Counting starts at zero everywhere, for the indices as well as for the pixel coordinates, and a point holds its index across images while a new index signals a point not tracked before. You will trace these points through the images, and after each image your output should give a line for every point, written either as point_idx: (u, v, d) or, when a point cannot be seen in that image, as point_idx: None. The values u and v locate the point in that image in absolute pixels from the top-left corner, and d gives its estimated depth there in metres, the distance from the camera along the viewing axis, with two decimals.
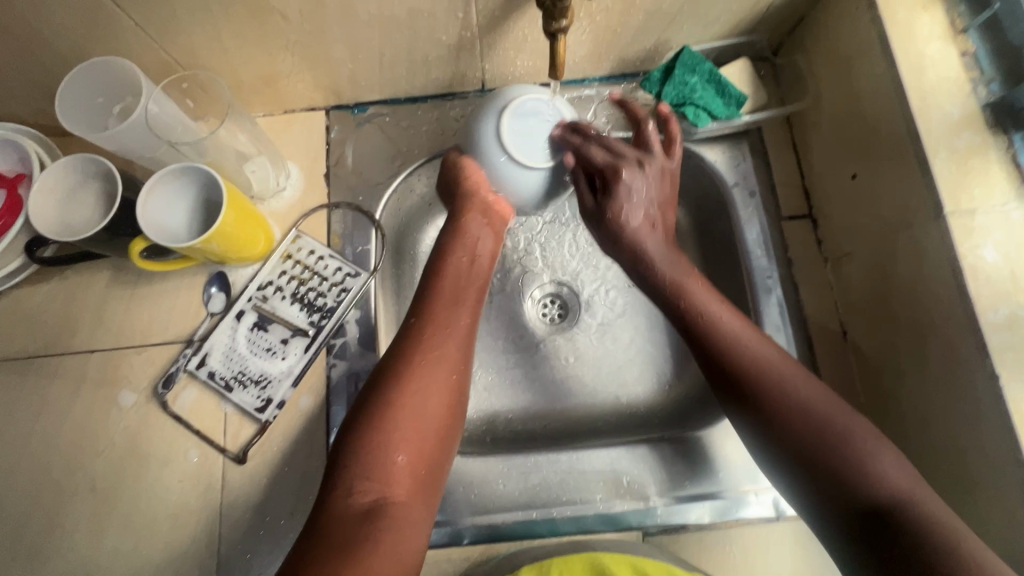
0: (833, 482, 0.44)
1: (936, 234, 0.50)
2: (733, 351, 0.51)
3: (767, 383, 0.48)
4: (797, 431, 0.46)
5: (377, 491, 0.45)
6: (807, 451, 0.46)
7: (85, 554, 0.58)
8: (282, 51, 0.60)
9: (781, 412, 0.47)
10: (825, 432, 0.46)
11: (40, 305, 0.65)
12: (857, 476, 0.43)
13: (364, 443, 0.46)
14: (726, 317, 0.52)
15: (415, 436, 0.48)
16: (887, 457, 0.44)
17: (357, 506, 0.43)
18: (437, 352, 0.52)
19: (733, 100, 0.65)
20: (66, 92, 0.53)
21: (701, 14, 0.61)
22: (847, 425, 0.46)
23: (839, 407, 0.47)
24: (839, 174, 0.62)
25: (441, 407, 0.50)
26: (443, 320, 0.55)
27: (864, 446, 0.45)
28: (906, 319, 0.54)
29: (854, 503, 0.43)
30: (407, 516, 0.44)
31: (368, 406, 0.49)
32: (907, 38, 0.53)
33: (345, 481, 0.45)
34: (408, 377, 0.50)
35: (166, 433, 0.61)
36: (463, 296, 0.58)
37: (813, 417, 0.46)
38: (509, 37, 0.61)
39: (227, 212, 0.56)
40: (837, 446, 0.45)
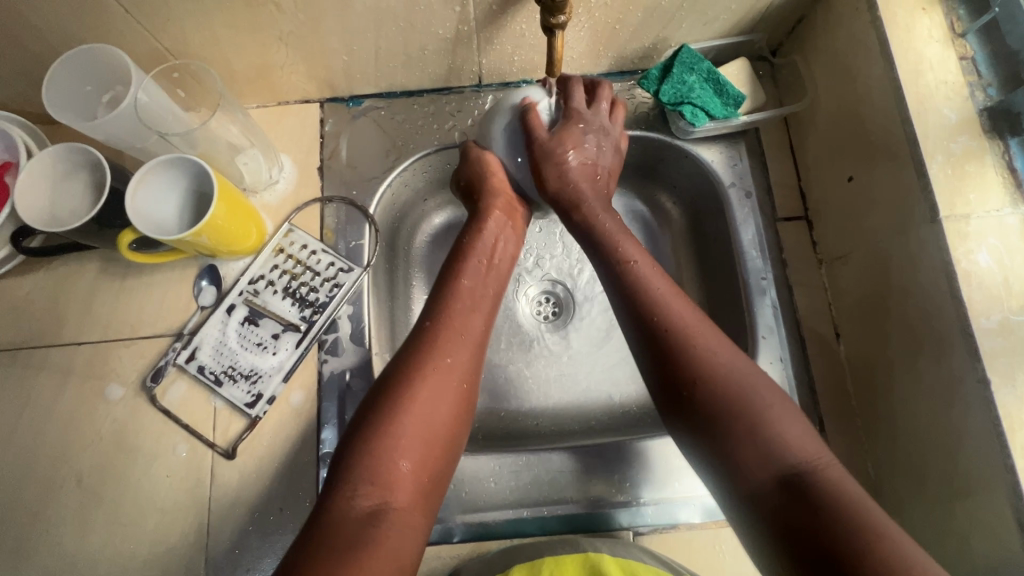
0: (743, 451, 0.43)
1: (930, 238, 0.50)
2: (659, 314, 0.50)
3: (687, 347, 0.47)
4: (713, 400, 0.45)
5: (381, 496, 0.44)
6: (717, 420, 0.45)
7: (70, 548, 0.57)
8: (276, 42, 0.59)
9: (700, 378, 0.46)
10: (738, 402, 0.45)
11: (27, 295, 0.64)
12: (770, 444, 0.43)
13: (371, 447, 0.45)
14: (653, 288, 0.52)
15: (420, 443, 0.47)
16: (796, 425, 0.44)
17: (358, 510, 0.43)
18: (451, 359, 0.52)
19: (731, 100, 0.65)
20: (53, 80, 0.52)
21: (700, 12, 0.61)
22: (761, 395, 0.45)
23: (753, 385, 0.46)
24: (835, 176, 0.62)
25: (451, 413, 0.50)
26: (460, 325, 0.55)
27: (764, 422, 0.44)
28: (899, 323, 0.54)
29: (767, 470, 0.42)
30: (408, 523, 0.44)
31: (376, 409, 0.48)
32: (907, 41, 0.53)
33: (348, 483, 0.44)
34: (420, 381, 0.49)
35: (154, 427, 0.60)
36: (479, 301, 0.57)
37: (730, 386, 0.45)
38: (506, 32, 0.61)
39: (219, 205, 0.55)
40: (749, 416, 0.44)
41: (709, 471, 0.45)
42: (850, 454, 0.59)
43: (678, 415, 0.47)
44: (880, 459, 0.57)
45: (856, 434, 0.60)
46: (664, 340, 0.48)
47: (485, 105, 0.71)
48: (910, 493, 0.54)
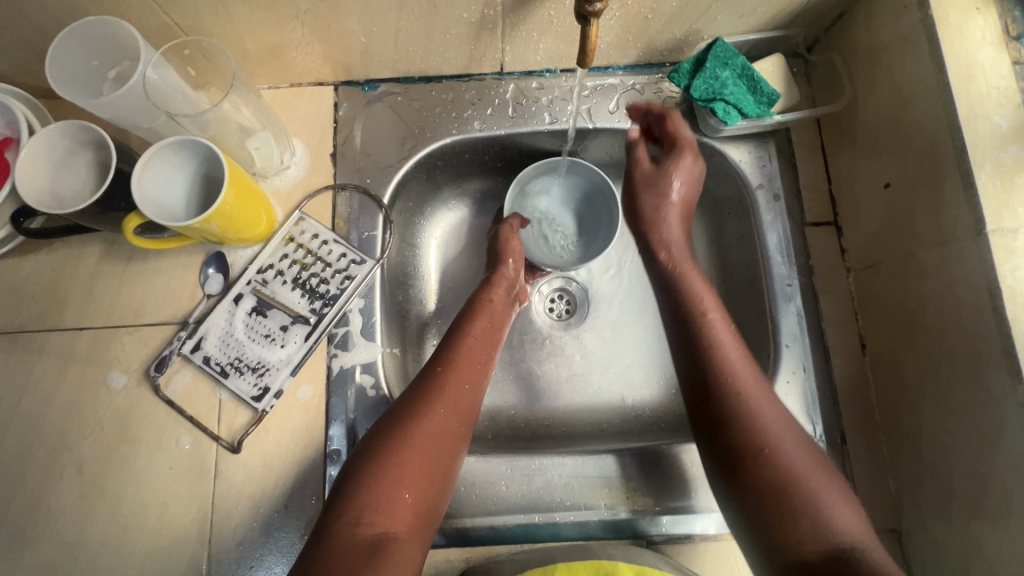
0: (791, 519, 0.44)
1: (974, 253, 0.48)
2: (717, 374, 0.51)
3: (745, 409, 0.49)
4: (766, 465, 0.46)
5: (383, 525, 0.43)
6: (768, 488, 0.46)
7: (70, 538, 0.56)
8: (292, 20, 0.56)
9: (757, 445, 0.47)
10: (791, 471, 0.46)
11: (27, 277, 0.62)
12: (818, 518, 0.43)
13: (378, 474, 0.45)
14: (727, 350, 0.52)
15: (423, 475, 0.46)
16: (847, 505, 0.45)
17: (359, 538, 0.42)
18: (462, 399, 0.52)
19: (765, 98, 0.62)
20: (58, 54, 0.49)
21: (738, 5, 0.58)
22: (815, 469, 0.46)
23: (810, 468, 0.46)
24: (869, 182, 0.60)
25: (450, 449, 0.49)
26: (473, 371, 0.55)
27: (819, 503, 0.44)
28: (933, 337, 0.53)
29: (813, 543, 0.43)
30: (407, 557, 0.43)
31: (385, 438, 0.47)
32: (959, 43, 0.50)
33: (351, 510, 0.43)
34: (428, 413, 0.49)
35: (158, 417, 0.59)
36: (488, 351, 0.58)
37: (785, 455, 0.47)
38: (533, 18, 0.58)
39: (228, 191, 0.53)
40: (803, 487, 0.45)
41: (749, 534, 0.46)
42: (872, 469, 0.58)
43: (730, 479, 0.48)
44: (903, 475, 0.56)
45: (879, 448, 0.58)
46: (720, 404, 0.50)
47: (506, 94, 0.68)
48: (934, 512, 0.53)
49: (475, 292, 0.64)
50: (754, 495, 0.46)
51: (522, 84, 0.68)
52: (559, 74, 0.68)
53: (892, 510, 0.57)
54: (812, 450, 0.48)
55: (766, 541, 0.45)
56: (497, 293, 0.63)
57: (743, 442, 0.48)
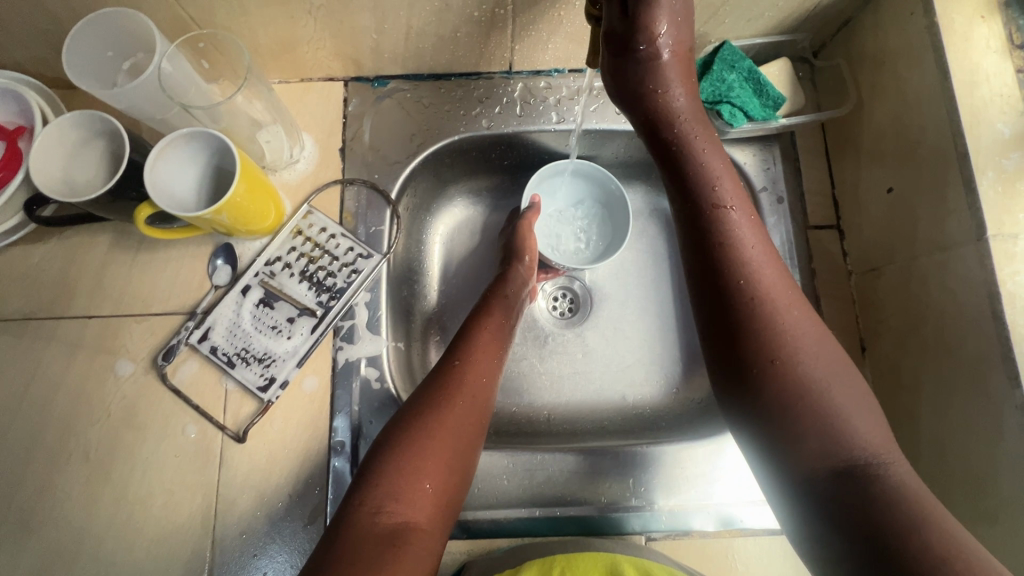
0: (801, 430, 0.41)
1: (975, 257, 0.49)
2: (738, 272, 0.45)
3: (768, 309, 0.44)
4: (780, 363, 0.42)
5: (404, 514, 0.44)
6: (781, 391, 0.42)
7: (76, 523, 0.56)
8: (305, 15, 0.56)
9: (773, 342, 0.43)
10: (806, 372, 0.42)
11: (37, 265, 0.62)
12: (833, 425, 0.40)
13: (399, 465, 0.45)
14: (749, 245, 0.47)
15: (441, 465, 0.47)
16: (866, 415, 0.41)
17: (380, 527, 0.42)
18: (480, 393, 0.53)
19: (771, 101, 0.63)
20: (75, 44, 0.50)
21: (746, 9, 0.58)
22: (834, 375, 0.42)
23: (834, 376, 0.42)
24: (873, 186, 0.60)
25: (467, 438, 0.50)
26: (488, 365, 0.55)
27: (839, 412, 0.41)
28: (933, 341, 0.53)
29: (823, 455, 0.40)
30: (428, 546, 0.43)
31: (403, 430, 0.48)
32: (963, 50, 0.51)
33: (373, 499, 0.44)
34: (447, 405, 0.50)
35: (164, 405, 0.59)
36: (500, 343, 0.59)
37: (798, 351, 0.43)
38: (543, 18, 0.58)
39: (238, 183, 0.53)
40: (819, 395, 0.41)
41: (757, 448, 0.43)
42: None
43: (740, 381, 0.44)
44: None
45: None
46: (735, 301, 0.45)
47: (514, 93, 0.68)
48: None
49: (490, 288, 0.64)
50: (767, 400, 0.42)
51: (530, 84, 0.69)
52: (568, 74, 0.68)
53: None
54: (838, 354, 0.43)
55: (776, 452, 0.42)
56: (513, 290, 0.64)
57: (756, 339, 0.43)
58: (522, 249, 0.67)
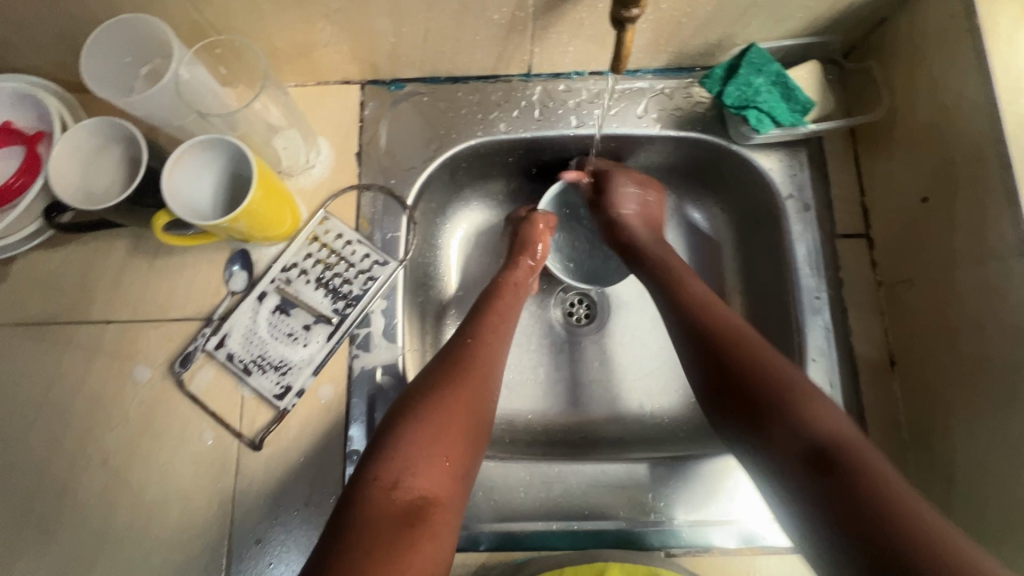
0: (773, 431, 0.45)
1: (1016, 272, 0.47)
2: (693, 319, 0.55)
3: (724, 336, 0.52)
4: (746, 378, 0.48)
5: (420, 489, 0.43)
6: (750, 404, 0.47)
7: (95, 528, 0.57)
8: (323, 20, 0.56)
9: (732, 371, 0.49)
10: (769, 384, 0.47)
11: (56, 270, 0.62)
12: (792, 422, 0.44)
13: (416, 438, 0.45)
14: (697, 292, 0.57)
15: (454, 436, 0.47)
16: (820, 405, 0.45)
17: (398, 503, 0.41)
18: (491, 373, 0.53)
19: (799, 106, 0.61)
20: (93, 51, 0.50)
21: (776, 10, 0.56)
22: (788, 377, 0.47)
23: (781, 373, 0.48)
24: (906, 195, 0.58)
25: (480, 410, 0.50)
26: (499, 346, 0.55)
27: (797, 401, 0.45)
28: (969, 356, 0.51)
29: (793, 450, 0.43)
30: (448, 523, 0.43)
31: (415, 405, 0.48)
32: (1007, 55, 0.49)
33: (389, 473, 0.43)
34: (462, 379, 0.50)
35: (181, 412, 0.59)
36: (508, 322, 0.58)
37: (759, 373, 0.48)
38: (565, 20, 0.57)
39: (255, 192, 0.53)
40: (778, 391, 0.46)
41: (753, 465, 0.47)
42: None
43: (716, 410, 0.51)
44: (931, 497, 0.55)
45: (905, 467, 0.57)
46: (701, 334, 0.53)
47: (533, 96, 0.67)
48: None
49: (496, 274, 0.64)
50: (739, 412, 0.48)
51: (550, 87, 0.67)
52: (588, 77, 0.67)
53: None
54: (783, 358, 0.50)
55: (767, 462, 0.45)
56: (521, 277, 0.64)
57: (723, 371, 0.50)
58: (531, 247, 0.65)
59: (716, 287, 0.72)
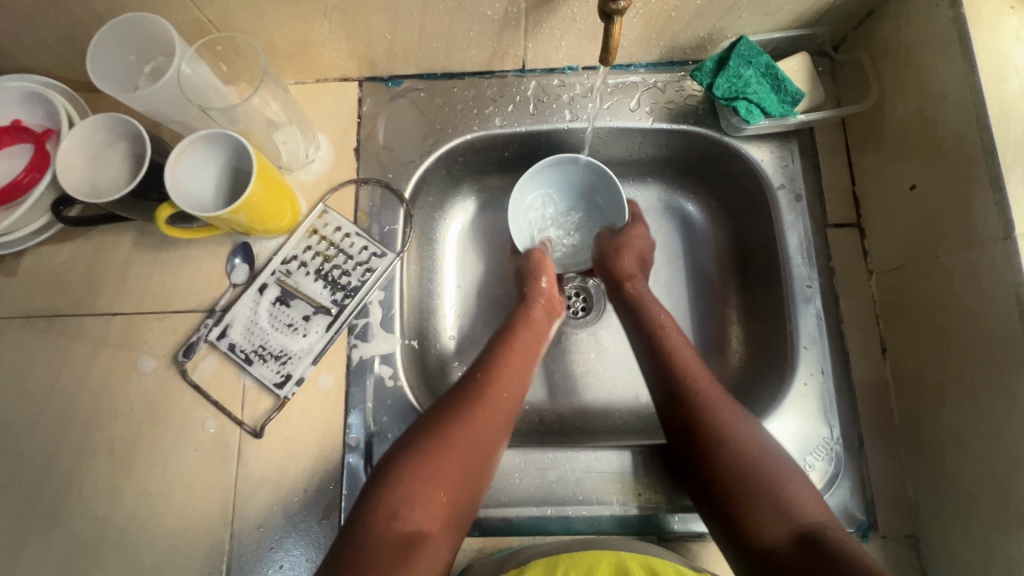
0: (755, 518, 0.47)
1: (1001, 256, 0.47)
2: (678, 381, 0.55)
3: (704, 405, 0.53)
4: (724, 453, 0.50)
5: (417, 522, 0.45)
6: (731, 484, 0.49)
7: (101, 514, 0.58)
8: (321, 17, 0.57)
9: (713, 448, 0.51)
10: (753, 457, 0.49)
11: (64, 263, 0.64)
12: (770, 518, 0.46)
13: (419, 474, 0.47)
14: (680, 350, 0.58)
15: (456, 472, 0.48)
16: (803, 488, 0.48)
17: (395, 534, 0.44)
18: (505, 412, 0.53)
19: (789, 97, 0.62)
20: (99, 49, 0.51)
21: (764, 3, 0.57)
22: (767, 457, 0.50)
23: (762, 449, 0.50)
24: (895, 184, 0.59)
25: (487, 452, 0.51)
26: (513, 380, 0.56)
27: (779, 488, 0.48)
28: (957, 341, 0.52)
29: (779, 530, 0.46)
30: (436, 557, 0.45)
31: (424, 439, 0.49)
32: (991, 43, 0.50)
33: (390, 503, 0.45)
34: (471, 416, 0.51)
35: (184, 401, 0.61)
36: (527, 362, 0.59)
37: (743, 448, 0.50)
38: (557, 16, 0.58)
39: (255, 184, 0.54)
40: (758, 472, 0.48)
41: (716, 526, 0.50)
42: (888, 472, 0.57)
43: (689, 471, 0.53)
44: (922, 481, 0.55)
45: (896, 453, 0.58)
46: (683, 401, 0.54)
47: (528, 91, 0.68)
48: (954, 518, 0.52)
49: (512, 311, 0.64)
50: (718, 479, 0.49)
51: (544, 82, 0.68)
52: (581, 72, 0.68)
53: (909, 516, 0.56)
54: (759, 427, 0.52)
55: (738, 537, 0.47)
56: (538, 320, 0.64)
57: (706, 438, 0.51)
58: (541, 276, 0.66)
59: (710, 278, 0.73)
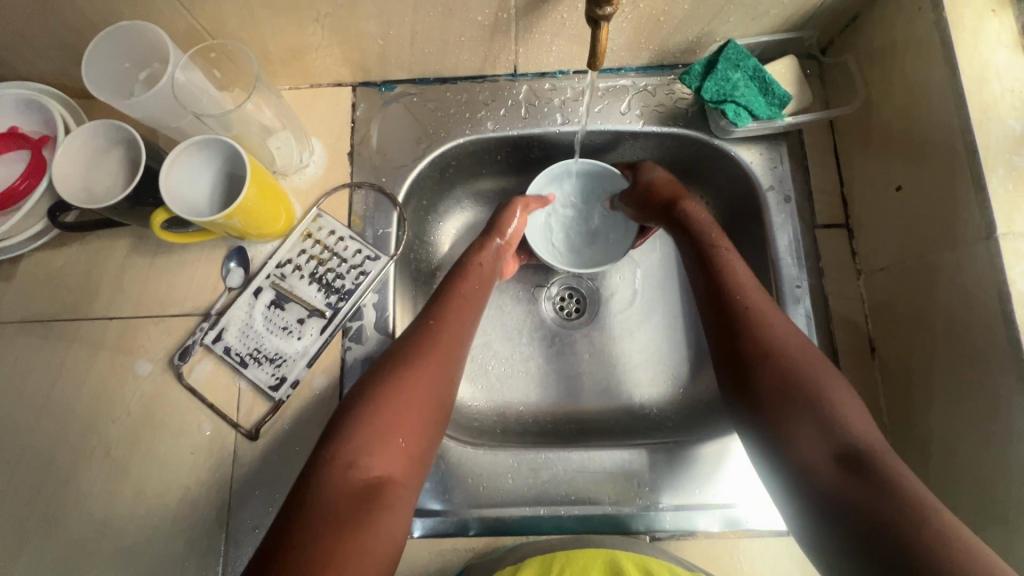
0: (794, 434, 0.47)
1: (984, 255, 0.48)
2: (734, 298, 0.55)
3: (761, 322, 0.53)
4: (781, 369, 0.50)
5: (376, 469, 0.45)
6: (781, 398, 0.49)
7: (98, 516, 0.59)
8: (313, 24, 0.58)
9: (768, 364, 0.50)
10: (799, 371, 0.49)
11: (60, 268, 0.65)
12: (823, 434, 0.46)
13: (374, 422, 0.47)
14: (736, 271, 0.57)
15: (412, 418, 0.48)
16: (856, 411, 0.48)
17: (354, 482, 0.43)
18: (453, 355, 0.54)
19: (777, 100, 0.62)
20: (93, 57, 0.52)
21: (750, 8, 0.58)
22: (825, 380, 0.49)
23: (820, 366, 0.50)
24: (882, 185, 0.60)
25: (438, 392, 0.51)
26: (463, 325, 0.57)
27: (833, 406, 0.47)
28: (942, 340, 0.53)
29: (825, 449, 0.46)
30: (402, 500, 0.45)
31: (375, 387, 0.49)
32: (973, 46, 0.50)
33: (346, 454, 0.45)
34: (421, 364, 0.51)
35: (181, 404, 0.61)
36: (472, 304, 0.59)
37: (796, 365, 0.50)
38: (546, 20, 0.59)
39: (249, 188, 0.55)
40: (814, 389, 0.48)
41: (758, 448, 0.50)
42: None
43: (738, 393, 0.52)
44: None
45: None
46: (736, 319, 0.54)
47: (519, 95, 0.69)
48: None
49: (463, 256, 0.64)
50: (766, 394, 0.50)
51: (535, 86, 0.69)
52: (572, 75, 0.69)
53: None
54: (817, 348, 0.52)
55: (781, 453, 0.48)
56: (487, 257, 0.64)
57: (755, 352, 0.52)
58: (504, 226, 0.65)
59: None
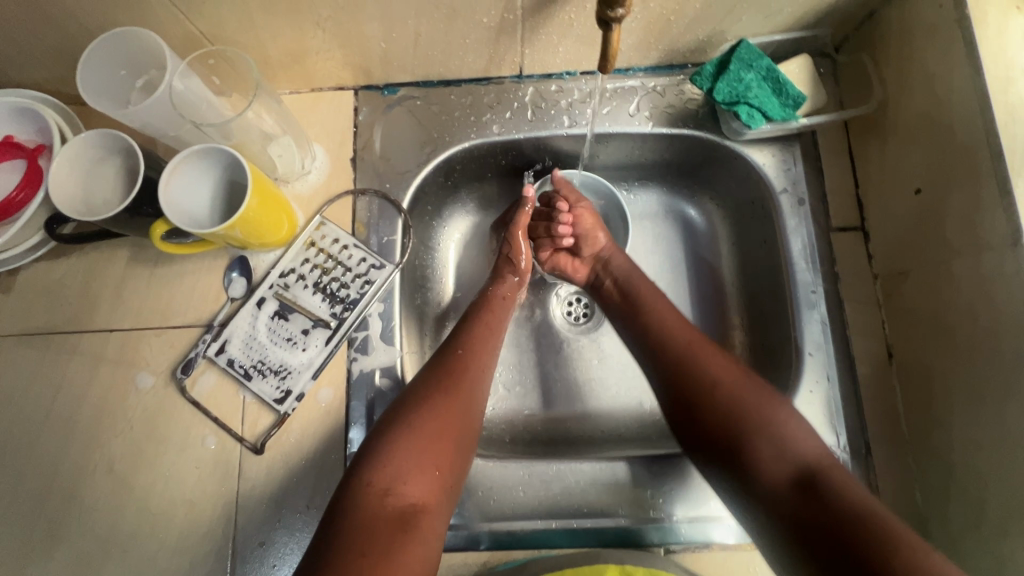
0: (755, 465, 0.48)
1: (1011, 262, 0.47)
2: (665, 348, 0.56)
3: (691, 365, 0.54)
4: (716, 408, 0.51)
5: (410, 497, 0.44)
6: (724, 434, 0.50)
7: (102, 533, 0.58)
8: (314, 27, 0.56)
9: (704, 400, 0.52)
10: (733, 404, 0.51)
11: (59, 280, 0.64)
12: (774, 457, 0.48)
13: (407, 449, 0.46)
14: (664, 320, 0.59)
15: (443, 444, 0.48)
16: (796, 431, 0.49)
17: (390, 510, 0.42)
18: (479, 381, 0.54)
19: (790, 100, 0.61)
20: (88, 65, 0.50)
21: (764, 5, 0.56)
22: (762, 408, 0.50)
23: (751, 394, 0.51)
24: (901, 187, 0.58)
25: (468, 420, 0.51)
26: (488, 350, 0.57)
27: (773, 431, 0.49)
28: (964, 347, 0.51)
29: (777, 477, 0.47)
30: (435, 527, 0.44)
31: (407, 415, 0.48)
32: (998, 45, 0.49)
33: (381, 480, 0.44)
34: (453, 391, 0.51)
35: (185, 418, 0.60)
36: (495, 332, 0.59)
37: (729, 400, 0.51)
38: (554, 21, 0.57)
39: (251, 199, 0.53)
40: (753, 422, 0.49)
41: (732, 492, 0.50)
42: (897, 478, 0.57)
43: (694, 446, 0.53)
44: (930, 490, 0.55)
45: (905, 460, 0.57)
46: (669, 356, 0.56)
47: (525, 97, 0.67)
48: (959, 526, 0.52)
49: (485, 288, 0.64)
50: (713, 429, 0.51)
51: (542, 88, 0.67)
52: (579, 77, 0.67)
53: (918, 525, 0.55)
54: (744, 370, 0.54)
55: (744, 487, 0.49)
56: (508, 290, 0.64)
57: (689, 398, 0.53)
58: (516, 259, 0.67)
59: (712, 283, 0.73)
